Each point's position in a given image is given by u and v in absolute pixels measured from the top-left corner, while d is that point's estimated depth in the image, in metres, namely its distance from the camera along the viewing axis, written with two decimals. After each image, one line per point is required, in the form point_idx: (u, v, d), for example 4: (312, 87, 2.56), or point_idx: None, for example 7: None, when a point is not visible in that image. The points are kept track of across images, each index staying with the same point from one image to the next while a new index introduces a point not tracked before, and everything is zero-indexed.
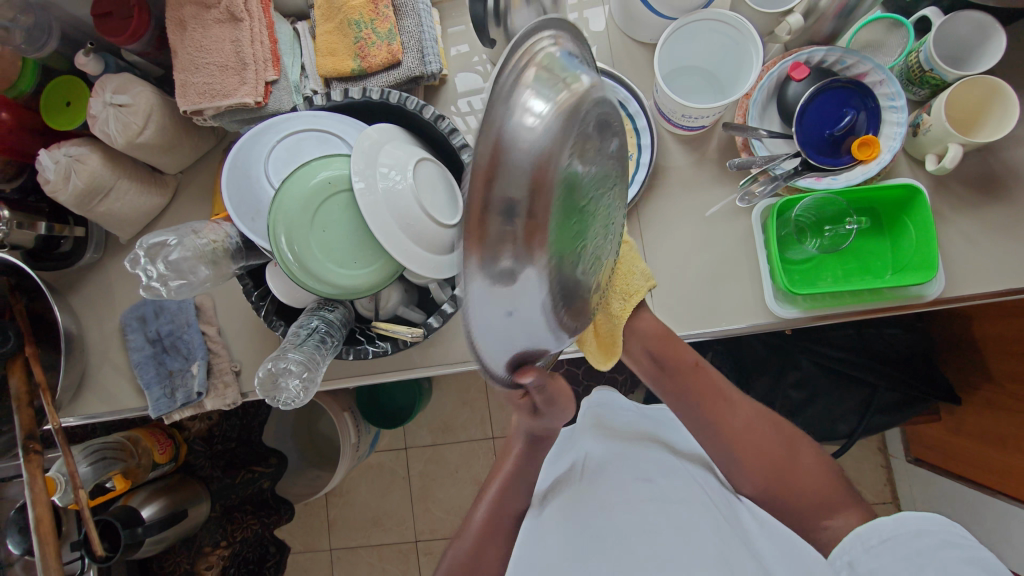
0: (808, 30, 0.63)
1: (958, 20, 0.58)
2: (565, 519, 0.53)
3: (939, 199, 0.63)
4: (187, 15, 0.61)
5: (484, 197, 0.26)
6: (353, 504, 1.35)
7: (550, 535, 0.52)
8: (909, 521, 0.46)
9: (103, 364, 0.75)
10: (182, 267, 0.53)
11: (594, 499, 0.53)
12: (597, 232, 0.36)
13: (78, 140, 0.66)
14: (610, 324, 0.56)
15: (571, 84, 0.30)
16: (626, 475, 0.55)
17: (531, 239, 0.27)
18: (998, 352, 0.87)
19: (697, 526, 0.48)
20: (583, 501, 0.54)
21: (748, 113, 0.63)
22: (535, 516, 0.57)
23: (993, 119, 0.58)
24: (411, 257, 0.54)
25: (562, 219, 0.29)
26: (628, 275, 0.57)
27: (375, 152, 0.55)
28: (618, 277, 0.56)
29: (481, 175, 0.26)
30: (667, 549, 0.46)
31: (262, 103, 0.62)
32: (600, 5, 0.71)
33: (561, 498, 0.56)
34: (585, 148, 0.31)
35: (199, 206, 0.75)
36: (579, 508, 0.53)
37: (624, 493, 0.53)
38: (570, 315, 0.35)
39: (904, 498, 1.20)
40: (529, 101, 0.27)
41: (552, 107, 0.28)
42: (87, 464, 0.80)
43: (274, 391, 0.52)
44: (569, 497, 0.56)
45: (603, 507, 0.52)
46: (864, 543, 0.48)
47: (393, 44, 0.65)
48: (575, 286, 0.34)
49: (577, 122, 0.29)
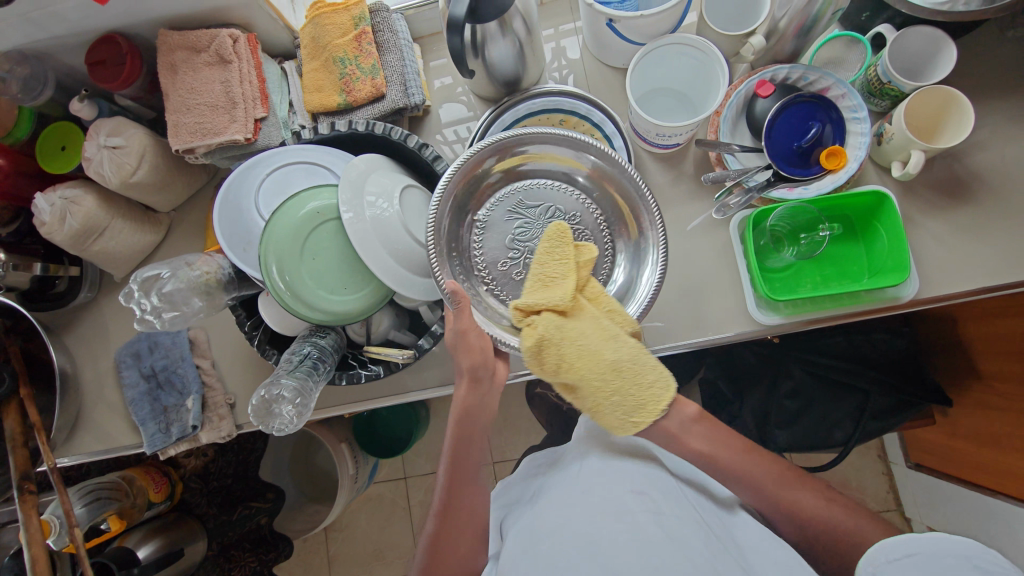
0: (770, 50, 0.65)
1: (910, 34, 0.61)
2: (554, 522, 0.51)
3: (908, 205, 0.65)
4: (178, 60, 0.64)
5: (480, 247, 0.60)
6: (352, 538, 1.33)
7: (545, 535, 0.50)
8: (942, 540, 0.38)
9: (98, 402, 0.76)
10: (176, 298, 0.53)
11: (587, 504, 0.51)
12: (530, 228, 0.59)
13: (72, 182, 0.68)
14: (575, 345, 0.51)
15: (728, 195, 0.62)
16: (620, 485, 0.52)
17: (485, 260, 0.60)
18: (986, 351, 0.88)
19: (688, 537, 0.47)
20: (576, 507, 0.52)
21: (720, 129, 0.65)
22: (528, 517, 0.55)
23: (951, 126, 0.60)
24: (400, 282, 0.56)
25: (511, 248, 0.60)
26: (591, 355, 0.50)
27: (361, 181, 0.57)
28: (580, 363, 0.50)
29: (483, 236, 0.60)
30: (664, 558, 0.45)
31: (251, 139, 0.65)
32: (575, 34, 0.75)
33: (549, 504, 0.54)
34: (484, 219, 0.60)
35: (192, 241, 0.77)
36: (573, 514, 0.51)
37: (615, 504, 0.50)
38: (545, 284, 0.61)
39: (907, 505, 1.20)
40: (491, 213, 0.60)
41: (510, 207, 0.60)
42: (82, 506, 0.82)
43: (268, 417, 0.52)
44: (558, 503, 0.53)
45: (595, 513, 0.50)
46: (888, 556, 0.41)
47: (376, 78, 0.68)
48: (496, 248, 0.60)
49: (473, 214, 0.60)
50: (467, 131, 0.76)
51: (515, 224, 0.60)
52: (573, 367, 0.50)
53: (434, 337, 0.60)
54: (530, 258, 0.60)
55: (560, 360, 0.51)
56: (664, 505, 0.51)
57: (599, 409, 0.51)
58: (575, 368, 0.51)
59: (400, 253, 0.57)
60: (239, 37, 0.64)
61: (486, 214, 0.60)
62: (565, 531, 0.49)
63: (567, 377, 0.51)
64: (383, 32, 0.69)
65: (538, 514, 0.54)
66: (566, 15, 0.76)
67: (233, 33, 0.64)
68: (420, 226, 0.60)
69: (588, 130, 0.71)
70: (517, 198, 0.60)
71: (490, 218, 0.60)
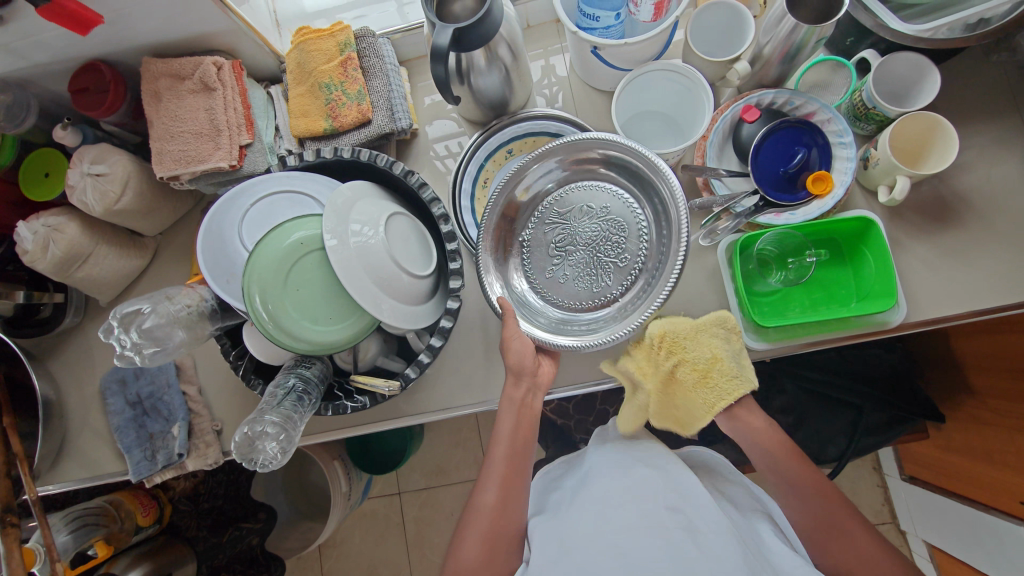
0: (756, 75, 0.65)
1: (895, 61, 0.61)
2: (586, 533, 0.54)
3: (895, 228, 0.65)
4: (161, 88, 0.63)
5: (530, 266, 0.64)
6: (346, 555, 1.32)
7: (578, 548, 0.52)
8: None
9: (83, 429, 0.75)
10: (157, 334, 0.52)
11: (620, 519, 0.54)
12: (568, 236, 0.63)
13: (56, 210, 0.67)
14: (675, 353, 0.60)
15: (716, 221, 0.62)
16: (655, 502, 0.55)
17: (541, 278, 0.64)
18: (978, 366, 0.89)
19: (722, 545, 0.50)
20: (607, 525, 0.54)
21: (707, 154, 0.65)
22: (547, 528, 0.57)
23: (936, 152, 0.60)
24: (385, 311, 0.56)
25: (557, 258, 0.63)
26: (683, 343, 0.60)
27: (347, 209, 0.57)
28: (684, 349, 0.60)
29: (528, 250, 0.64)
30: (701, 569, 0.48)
31: (236, 166, 0.64)
32: (562, 53, 0.75)
33: (580, 509, 0.57)
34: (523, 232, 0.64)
35: (178, 265, 0.77)
36: (607, 530, 0.53)
37: (650, 520, 0.53)
38: (602, 279, 0.62)
39: (902, 518, 1.20)
40: (526, 231, 0.64)
41: (538, 219, 0.64)
42: (68, 533, 0.81)
43: (251, 454, 0.50)
44: (591, 510, 0.56)
45: (631, 530, 0.53)
46: None
47: (362, 103, 0.68)
48: (543, 261, 0.64)
49: (514, 231, 0.64)
50: (458, 146, 0.76)
51: (553, 237, 0.63)
52: (687, 351, 0.60)
53: (419, 366, 0.60)
54: (574, 258, 0.63)
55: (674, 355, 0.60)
56: (697, 517, 0.54)
57: (715, 367, 0.59)
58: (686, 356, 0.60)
59: (386, 282, 0.56)
60: (224, 65, 0.64)
61: (529, 231, 0.64)
62: (598, 542, 0.53)
63: (698, 359, 0.59)
64: (368, 57, 0.69)
65: (562, 527, 0.56)
66: (552, 39, 0.76)
67: (217, 60, 0.63)
68: (406, 252, 0.60)
69: None
70: (552, 209, 0.64)
71: (533, 234, 0.64)
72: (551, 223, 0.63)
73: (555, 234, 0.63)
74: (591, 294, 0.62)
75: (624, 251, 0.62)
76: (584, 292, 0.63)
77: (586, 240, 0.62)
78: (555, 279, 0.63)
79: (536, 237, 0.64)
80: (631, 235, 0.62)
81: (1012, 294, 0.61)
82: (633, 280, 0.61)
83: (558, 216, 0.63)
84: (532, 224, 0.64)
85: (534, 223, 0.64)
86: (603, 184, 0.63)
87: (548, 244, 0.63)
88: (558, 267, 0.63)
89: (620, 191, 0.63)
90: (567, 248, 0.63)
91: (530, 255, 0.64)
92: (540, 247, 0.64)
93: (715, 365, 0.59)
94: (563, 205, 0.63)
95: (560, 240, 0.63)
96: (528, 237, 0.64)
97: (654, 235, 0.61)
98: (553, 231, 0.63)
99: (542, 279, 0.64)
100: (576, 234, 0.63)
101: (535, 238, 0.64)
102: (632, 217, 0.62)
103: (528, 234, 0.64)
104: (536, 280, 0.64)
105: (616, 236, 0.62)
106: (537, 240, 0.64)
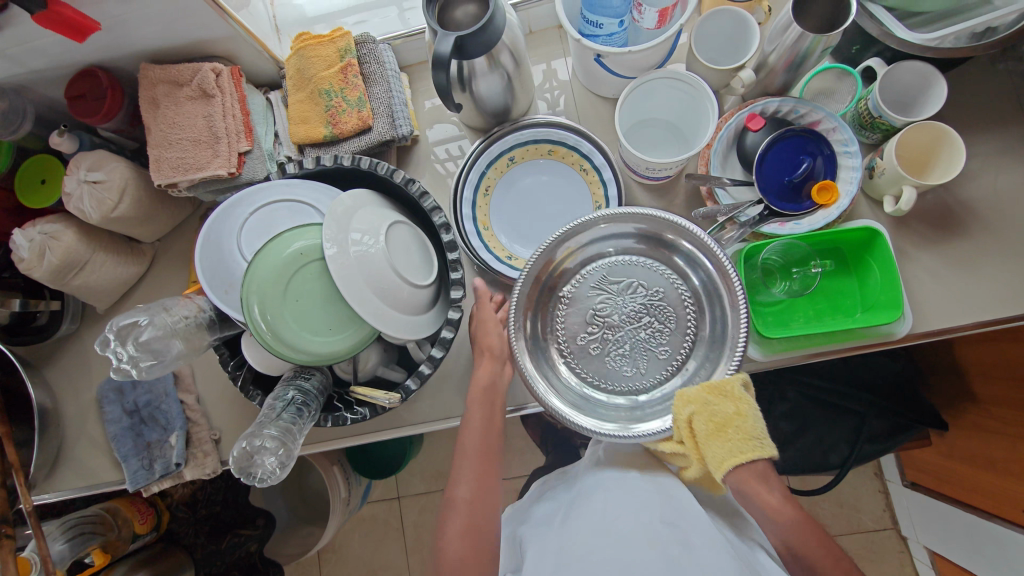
0: (760, 83, 0.65)
1: (900, 69, 0.61)
2: (584, 547, 0.54)
3: (900, 237, 0.64)
4: (159, 95, 0.63)
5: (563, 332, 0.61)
6: (345, 561, 1.31)
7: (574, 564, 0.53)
8: None
9: (79, 438, 0.74)
10: (155, 347, 0.51)
11: (614, 533, 0.55)
12: (616, 308, 0.60)
13: (53, 217, 0.66)
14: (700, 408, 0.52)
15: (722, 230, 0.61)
16: (649, 515, 0.55)
17: (573, 345, 0.61)
18: (981, 374, 0.88)
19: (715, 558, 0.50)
20: (602, 538, 0.54)
21: (710, 163, 0.64)
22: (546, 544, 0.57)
23: (942, 162, 0.59)
24: (386, 322, 0.55)
25: (598, 330, 0.60)
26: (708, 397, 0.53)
27: (348, 218, 0.56)
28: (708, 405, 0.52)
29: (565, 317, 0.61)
30: None
31: (235, 173, 0.63)
32: (564, 59, 0.75)
33: (576, 523, 0.58)
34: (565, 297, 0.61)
35: (176, 272, 0.76)
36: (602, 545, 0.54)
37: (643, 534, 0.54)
38: (639, 363, 0.60)
39: (903, 524, 1.19)
40: (569, 295, 0.61)
41: (582, 287, 0.61)
42: (64, 541, 0.81)
43: (249, 468, 0.49)
44: (588, 524, 0.57)
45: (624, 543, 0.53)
46: None
47: (363, 110, 0.67)
48: (581, 331, 0.60)
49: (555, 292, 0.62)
50: (459, 149, 0.75)
51: (597, 303, 0.60)
52: (710, 408, 0.52)
53: (420, 377, 0.59)
54: (615, 333, 0.60)
55: (697, 410, 0.52)
56: (691, 530, 0.54)
57: (733, 424, 0.51)
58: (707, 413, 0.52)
59: (387, 292, 0.55)
60: (222, 71, 0.63)
61: (571, 289, 0.61)
62: (594, 557, 0.53)
63: (720, 415, 0.52)
64: (369, 63, 0.69)
65: (561, 541, 0.57)
66: (554, 45, 0.75)
67: (216, 67, 0.63)
68: (407, 262, 0.59)
69: (577, 161, 0.70)
70: (596, 277, 0.61)
71: (574, 296, 0.61)
72: (597, 287, 0.61)
73: (600, 302, 0.60)
74: (623, 374, 0.60)
75: (670, 333, 0.59)
76: (616, 373, 0.60)
77: (632, 313, 0.59)
78: (592, 352, 0.60)
79: (579, 305, 0.61)
80: (680, 322, 0.59)
81: (1015, 306, 0.61)
82: (673, 369, 0.59)
83: (604, 283, 0.60)
84: (577, 285, 0.61)
85: (577, 285, 0.61)
86: (654, 262, 0.60)
87: (593, 310, 0.60)
88: (597, 339, 0.60)
89: (675, 274, 0.60)
90: (611, 318, 0.60)
91: (569, 318, 0.61)
92: (583, 312, 0.60)
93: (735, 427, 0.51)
94: (611, 273, 0.61)
95: (608, 310, 0.60)
96: (569, 303, 0.61)
97: (703, 345, 0.59)
98: (598, 297, 0.60)
99: (575, 346, 0.61)
100: (623, 304, 0.60)
101: (578, 302, 0.61)
102: (684, 312, 0.59)
103: (568, 299, 0.61)
104: (569, 347, 0.61)
105: (663, 320, 0.59)
106: (579, 306, 0.61)
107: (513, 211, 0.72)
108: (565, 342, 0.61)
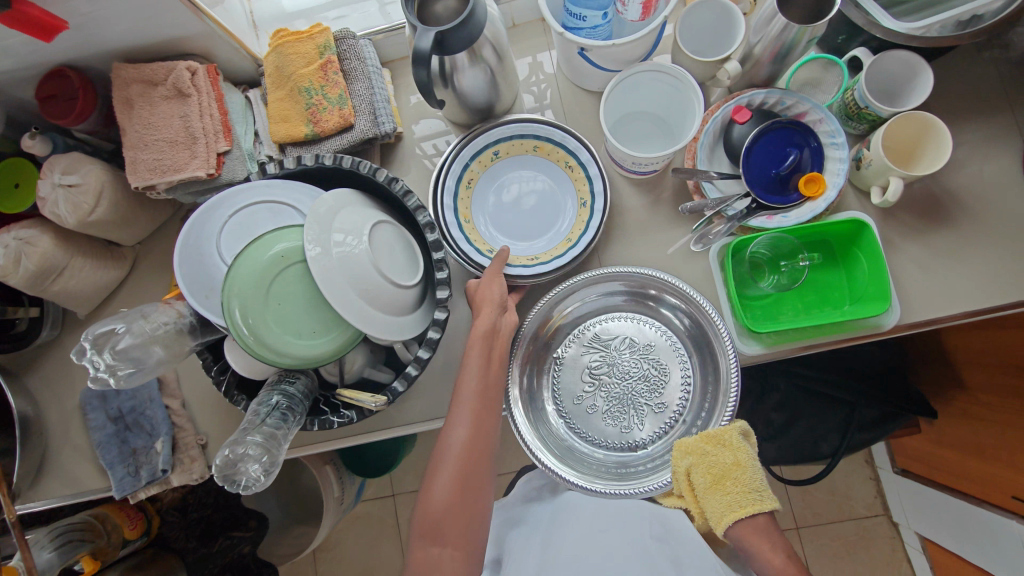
0: (746, 74, 0.64)
1: (886, 58, 0.60)
2: (574, 555, 0.56)
3: (887, 228, 0.64)
4: (134, 95, 0.61)
5: (560, 389, 0.66)
6: (340, 559, 1.31)
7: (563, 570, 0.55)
8: None
9: (63, 445, 0.73)
10: (133, 354, 0.49)
11: (605, 543, 0.57)
12: (609, 364, 0.66)
13: (28, 222, 0.65)
14: (701, 460, 0.57)
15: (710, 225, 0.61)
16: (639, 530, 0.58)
17: (567, 405, 0.66)
18: (970, 362, 0.88)
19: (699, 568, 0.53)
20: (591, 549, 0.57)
21: (697, 156, 0.63)
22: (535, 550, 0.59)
23: (929, 152, 0.59)
24: (371, 323, 0.54)
25: (593, 386, 0.66)
26: (708, 448, 0.57)
27: (330, 218, 0.55)
28: (708, 456, 0.57)
29: (562, 375, 0.67)
30: None
31: (214, 175, 0.62)
32: (548, 52, 0.74)
33: (567, 533, 0.60)
34: (560, 357, 0.67)
35: (158, 275, 0.75)
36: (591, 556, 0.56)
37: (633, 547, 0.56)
38: (631, 416, 0.65)
39: (894, 509, 1.20)
40: (565, 353, 0.67)
41: (575, 346, 0.67)
42: (52, 550, 0.80)
43: (233, 475, 0.48)
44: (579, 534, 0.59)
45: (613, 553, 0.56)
46: None
47: (344, 108, 0.66)
48: (575, 390, 0.66)
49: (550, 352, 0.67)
50: (446, 144, 0.74)
51: (590, 362, 0.66)
52: (710, 459, 0.56)
53: (406, 379, 0.58)
54: (608, 390, 0.65)
55: (698, 460, 0.57)
56: (678, 543, 0.56)
57: (735, 476, 0.55)
58: (709, 464, 0.56)
59: (371, 294, 0.54)
60: (198, 70, 0.62)
61: (565, 351, 0.67)
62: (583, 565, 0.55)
63: (720, 468, 0.56)
64: (349, 60, 0.67)
65: (550, 550, 0.58)
66: (538, 37, 0.74)
67: (191, 66, 0.61)
68: (392, 263, 0.58)
69: (562, 156, 0.69)
70: (588, 338, 0.67)
71: (568, 357, 0.67)
72: (589, 347, 0.67)
73: (593, 360, 0.66)
74: (617, 430, 0.65)
75: (659, 386, 0.65)
76: (610, 428, 0.65)
77: (622, 370, 0.65)
78: (586, 409, 0.66)
79: (572, 364, 0.67)
80: (669, 373, 0.65)
81: (1002, 295, 0.61)
82: (665, 419, 0.65)
83: (595, 342, 0.67)
84: (570, 346, 0.67)
85: (569, 346, 0.67)
86: (642, 318, 0.67)
87: (586, 368, 0.66)
88: (593, 397, 0.66)
89: (661, 327, 0.67)
90: (604, 376, 0.66)
91: (562, 381, 0.67)
92: (578, 371, 0.66)
93: (735, 478, 0.55)
94: (602, 334, 0.67)
95: (600, 368, 0.66)
96: (565, 362, 0.67)
97: (695, 395, 0.65)
98: (590, 357, 0.66)
99: (571, 404, 0.66)
100: (613, 362, 0.66)
101: (571, 362, 0.67)
102: (674, 365, 0.65)
103: (561, 361, 0.67)
104: (565, 405, 0.66)
105: (654, 372, 0.65)
106: (572, 365, 0.67)
107: (499, 208, 0.71)
108: (560, 399, 0.66)
